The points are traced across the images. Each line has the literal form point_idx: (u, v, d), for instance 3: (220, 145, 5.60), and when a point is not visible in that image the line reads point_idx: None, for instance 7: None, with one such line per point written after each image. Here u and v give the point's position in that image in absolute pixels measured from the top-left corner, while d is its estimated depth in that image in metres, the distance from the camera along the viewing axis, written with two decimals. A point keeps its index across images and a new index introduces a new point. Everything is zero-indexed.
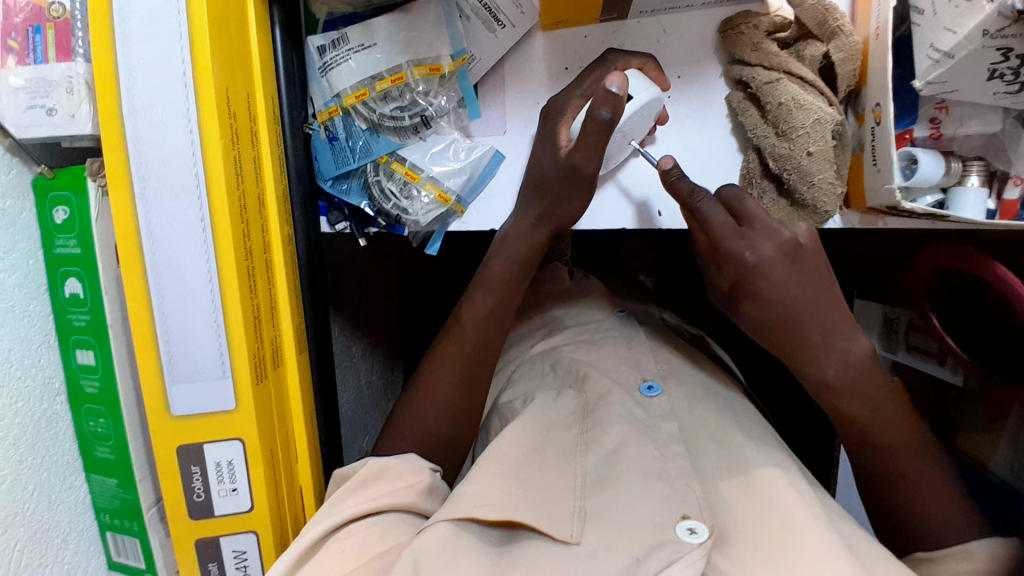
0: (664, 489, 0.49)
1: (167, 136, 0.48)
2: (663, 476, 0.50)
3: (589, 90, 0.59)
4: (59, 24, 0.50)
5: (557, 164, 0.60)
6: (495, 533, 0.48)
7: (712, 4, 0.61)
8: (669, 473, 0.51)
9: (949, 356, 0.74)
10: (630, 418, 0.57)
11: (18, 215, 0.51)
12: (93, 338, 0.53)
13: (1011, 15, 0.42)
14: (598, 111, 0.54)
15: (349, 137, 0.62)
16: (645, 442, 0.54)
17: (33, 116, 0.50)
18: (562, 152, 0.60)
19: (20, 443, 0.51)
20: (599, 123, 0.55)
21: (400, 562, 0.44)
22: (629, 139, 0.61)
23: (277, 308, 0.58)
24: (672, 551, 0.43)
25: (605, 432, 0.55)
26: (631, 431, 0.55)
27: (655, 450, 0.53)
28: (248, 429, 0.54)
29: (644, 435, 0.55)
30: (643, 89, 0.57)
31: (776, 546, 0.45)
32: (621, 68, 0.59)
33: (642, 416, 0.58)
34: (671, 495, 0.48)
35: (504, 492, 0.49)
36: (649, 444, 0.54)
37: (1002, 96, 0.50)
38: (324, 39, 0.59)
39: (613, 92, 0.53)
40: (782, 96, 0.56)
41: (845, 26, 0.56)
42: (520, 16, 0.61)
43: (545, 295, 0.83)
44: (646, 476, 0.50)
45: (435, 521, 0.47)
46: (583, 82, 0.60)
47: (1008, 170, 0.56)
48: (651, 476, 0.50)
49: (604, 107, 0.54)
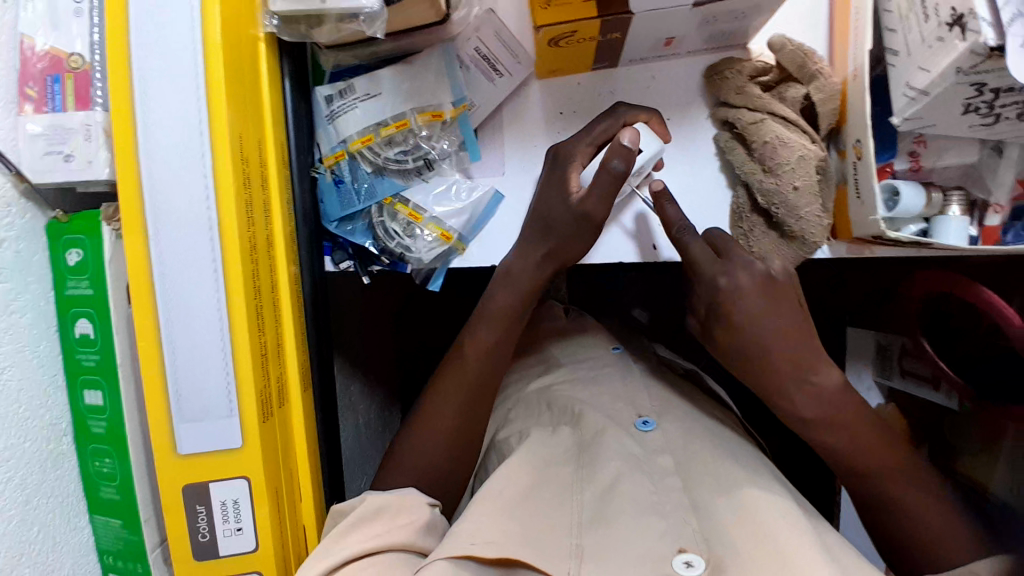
0: (660, 524, 0.49)
1: (181, 180, 0.50)
2: (658, 511, 0.51)
3: (598, 138, 0.62)
4: (78, 74, 0.52)
5: (568, 209, 0.62)
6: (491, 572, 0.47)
7: (697, 51, 0.65)
8: (665, 507, 0.51)
9: (943, 382, 0.75)
10: (626, 455, 0.57)
11: (32, 257, 0.52)
12: (102, 378, 0.54)
13: (985, 52, 0.44)
14: (613, 163, 0.58)
15: (354, 180, 0.65)
16: (641, 477, 0.54)
17: (50, 162, 0.52)
18: (573, 199, 0.62)
19: (26, 484, 0.51)
20: (612, 174, 0.59)
21: None
22: (629, 182, 0.64)
23: (282, 345, 0.59)
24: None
25: (599, 471, 0.56)
26: (626, 467, 0.56)
27: (650, 485, 0.54)
28: (254, 466, 0.54)
29: (639, 471, 0.55)
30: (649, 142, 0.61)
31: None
32: (629, 122, 0.63)
33: (638, 452, 0.58)
34: (667, 530, 0.49)
35: (501, 531, 0.49)
36: (645, 479, 0.54)
37: (978, 128, 0.53)
38: (331, 88, 0.61)
39: (626, 144, 0.58)
40: (767, 134, 0.59)
41: (823, 68, 0.59)
42: (517, 64, 0.65)
43: (544, 333, 0.84)
44: (641, 511, 0.51)
45: (431, 561, 0.46)
46: (592, 130, 0.63)
47: (988, 199, 0.58)
48: (647, 512, 0.50)
49: (618, 158, 0.58)
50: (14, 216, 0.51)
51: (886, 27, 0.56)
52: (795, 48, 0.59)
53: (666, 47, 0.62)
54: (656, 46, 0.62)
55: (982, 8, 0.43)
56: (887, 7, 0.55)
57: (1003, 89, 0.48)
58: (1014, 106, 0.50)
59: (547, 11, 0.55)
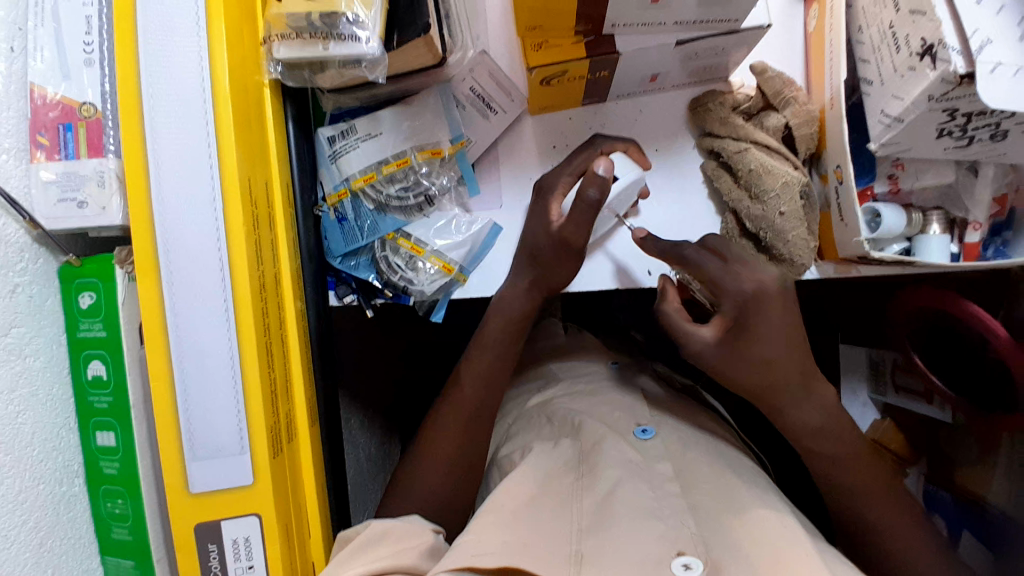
0: (660, 525, 0.51)
1: (192, 223, 0.52)
2: (657, 515, 0.52)
3: (578, 168, 0.65)
4: (90, 122, 0.54)
5: (548, 235, 0.64)
6: None
7: (682, 86, 0.68)
8: (663, 512, 0.53)
9: (935, 395, 0.78)
10: (626, 462, 0.59)
11: (44, 302, 0.53)
12: (115, 419, 0.55)
13: (955, 80, 0.46)
14: (587, 191, 0.60)
15: (357, 218, 0.67)
16: (641, 484, 0.56)
17: (64, 209, 0.53)
18: (554, 226, 0.64)
19: (40, 526, 0.52)
20: (587, 204, 0.60)
21: None
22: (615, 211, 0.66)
23: (290, 380, 0.61)
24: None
25: (599, 477, 0.58)
26: (625, 473, 0.58)
27: (650, 490, 0.56)
28: (265, 502, 0.54)
29: (639, 478, 0.57)
30: (628, 170, 0.64)
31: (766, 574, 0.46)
32: (608, 152, 0.65)
33: (637, 459, 0.60)
34: (666, 533, 0.50)
35: (501, 541, 0.50)
36: (645, 485, 0.56)
37: (953, 150, 0.56)
38: (333, 130, 0.64)
39: (601, 173, 0.59)
40: (751, 162, 0.62)
41: (799, 95, 0.63)
42: (510, 102, 0.67)
43: (544, 353, 0.86)
44: (641, 515, 0.52)
45: (434, 573, 0.47)
46: (573, 161, 0.65)
47: (967, 217, 0.61)
48: (646, 517, 0.52)
49: (592, 187, 0.60)
50: (28, 262, 0.53)
51: (859, 57, 0.59)
52: (780, 80, 0.63)
53: (651, 83, 0.66)
54: (642, 82, 0.65)
55: (951, 37, 0.46)
56: (861, 39, 0.58)
57: (974, 113, 0.50)
58: (987, 128, 0.52)
59: (539, 52, 0.58)
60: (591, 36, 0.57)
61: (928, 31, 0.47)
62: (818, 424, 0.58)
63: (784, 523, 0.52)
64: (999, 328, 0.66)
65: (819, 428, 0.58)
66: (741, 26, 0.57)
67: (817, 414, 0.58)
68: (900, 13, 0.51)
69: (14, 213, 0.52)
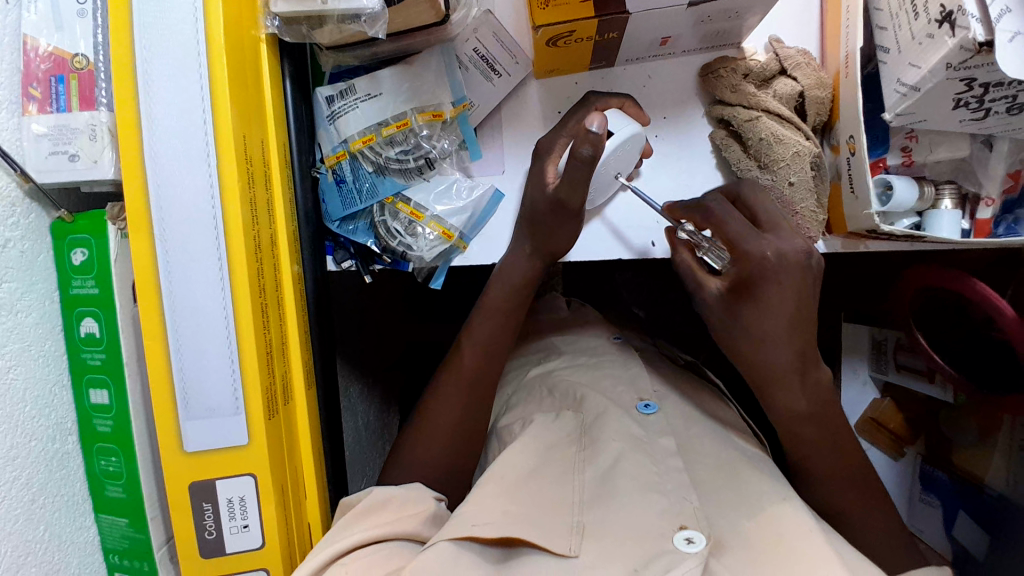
0: (662, 501, 0.52)
1: (185, 182, 0.51)
2: (659, 489, 0.53)
3: (573, 129, 0.63)
4: (82, 74, 0.52)
5: (544, 197, 0.63)
6: (495, 551, 0.51)
7: (692, 51, 0.66)
8: (666, 487, 0.54)
9: (937, 374, 0.77)
10: (626, 435, 0.59)
11: (37, 258, 0.53)
12: (109, 378, 0.54)
13: (973, 48, 0.45)
14: (580, 150, 0.56)
15: (356, 180, 0.65)
16: (642, 457, 0.56)
17: (55, 162, 0.52)
18: (549, 187, 0.63)
19: (33, 483, 0.51)
20: (582, 161, 0.57)
21: None
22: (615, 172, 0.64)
23: (286, 343, 0.60)
24: (669, 561, 0.46)
25: (601, 450, 0.58)
26: (627, 447, 0.58)
27: (652, 464, 0.56)
28: (261, 464, 0.54)
29: (639, 451, 0.57)
30: (624, 126, 0.61)
31: (760, 552, 0.47)
32: (602, 108, 0.64)
33: (640, 433, 0.60)
34: (668, 507, 0.51)
35: (501, 511, 0.51)
36: (647, 459, 0.56)
37: (969, 122, 0.54)
38: (332, 89, 0.62)
39: (593, 131, 0.55)
40: (762, 131, 0.61)
41: (810, 63, 0.62)
42: (514, 64, 0.66)
43: (546, 323, 0.85)
44: (642, 489, 0.53)
45: (437, 540, 0.49)
46: (567, 123, 0.64)
47: (979, 192, 0.59)
48: (647, 490, 0.53)
49: (586, 145, 0.56)
50: (20, 216, 0.51)
51: (877, 24, 0.57)
52: (797, 51, 0.62)
53: (661, 47, 0.64)
54: (652, 46, 0.63)
55: (970, 4, 0.44)
56: (879, 5, 0.56)
57: (992, 83, 0.49)
58: (1003, 101, 0.51)
59: (545, 11, 0.55)
60: None
61: None
62: (821, 400, 0.58)
63: (787, 500, 0.52)
64: (1006, 306, 0.66)
65: (823, 405, 0.58)
66: None
67: (824, 392, 0.58)
68: None
69: (6, 166, 0.50)
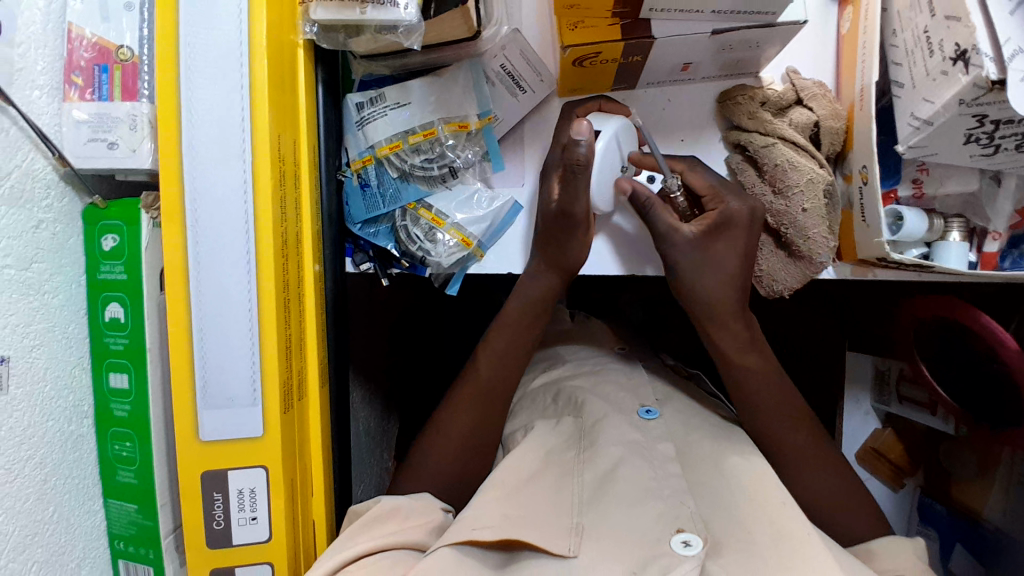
0: (659, 506, 0.52)
1: (219, 175, 0.52)
2: (657, 494, 0.54)
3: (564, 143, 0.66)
4: (126, 66, 0.54)
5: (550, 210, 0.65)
6: (493, 554, 0.51)
7: (710, 78, 0.68)
8: (663, 491, 0.54)
9: (939, 406, 0.78)
10: (626, 441, 0.60)
11: (67, 241, 0.54)
12: (129, 362, 0.55)
13: (987, 85, 0.47)
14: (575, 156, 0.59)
15: (380, 184, 0.67)
16: (641, 462, 0.57)
17: (93, 149, 0.53)
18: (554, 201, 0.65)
19: (46, 462, 0.52)
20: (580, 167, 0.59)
21: None
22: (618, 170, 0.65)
23: (304, 339, 0.61)
24: (667, 563, 0.47)
25: (600, 454, 0.59)
26: (625, 452, 0.58)
27: (651, 470, 0.56)
28: (273, 455, 0.55)
29: (639, 456, 0.58)
30: (607, 123, 0.63)
31: (756, 560, 0.48)
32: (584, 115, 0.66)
33: (639, 438, 0.60)
34: (665, 510, 0.52)
35: (501, 515, 0.51)
36: (646, 464, 0.57)
37: (979, 158, 0.56)
38: (362, 96, 0.64)
39: (581, 140, 0.59)
40: (778, 158, 0.63)
41: (826, 94, 0.64)
42: (539, 82, 0.68)
43: (553, 334, 0.86)
44: (640, 494, 0.53)
45: (438, 545, 0.49)
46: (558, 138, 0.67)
47: (987, 226, 0.61)
48: (646, 495, 0.53)
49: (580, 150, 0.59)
50: (54, 199, 0.53)
51: (892, 60, 0.59)
52: (813, 83, 0.65)
53: (682, 72, 0.66)
54: (673, 71, 0.66)
55: (984, 44, 0.46)
56: (894, 42, 0.58)
57: (1002, 120, 0.51)
58: (1013, 137, 0.53)
59: (574, 32, 0.58)
60: (627, 20, 0.57)
61: (962, 37, 0.48)
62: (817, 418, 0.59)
63: (785, 503, 0.52)
64: (1009, 338, 0.67)
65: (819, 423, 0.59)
66: (776, 20, 0.57)
67: None
68: (936, 18, 0.51)
69: (45, 149, 0.52)
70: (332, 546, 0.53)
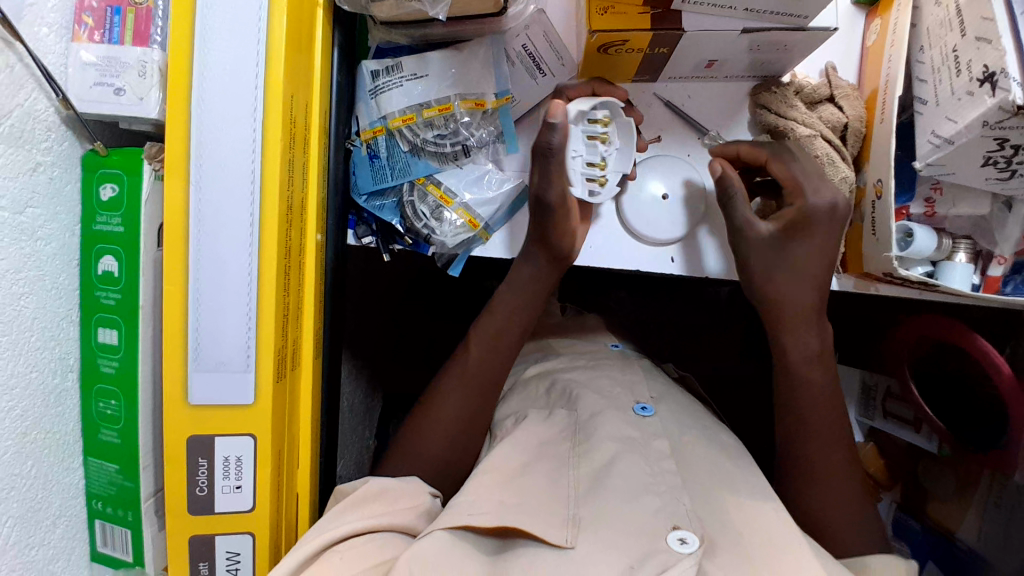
0: (656, 501, 0.52)
1: (228, 131, 0.50)
2: (653, 490, 0.53)
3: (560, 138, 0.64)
4: (139, 9, 0.52)
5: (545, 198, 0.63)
6: (490, 542, 0.51)
7: (734, 77, 0.67)
8: (659, 487, 0.53)
9: (924, 424, 0.79)
10: (623, 437, 0.59)
11: (64, 187, 0.52)
12: (120, 318, 0.53)
13: (1012, 110, 0.47)
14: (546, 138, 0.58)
15: (390, 157, 0.65)
16: (638, 459, 0.56)
17: (99, 93, 0.51)
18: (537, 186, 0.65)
19: (29, 414, 0.50)
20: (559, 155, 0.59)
21: (400, 564, 0.45)
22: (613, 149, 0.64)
23: (302, 306, 0.60)
24: (664, 561, 0.46)
25: (596, 448, 0.58)
26: (622, 448, 0.57)
27: (647, 466, 0.55)
28: (263, 424, 0.54)
29: (635, 452, 0.57)
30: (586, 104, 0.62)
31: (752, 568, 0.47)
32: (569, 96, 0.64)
33: (635, 434, 0.60)
34: (662, 507, 0.51)
35: (497, 502, 0.51)
36: (642, 461, 0.56)
37: (994, 182, 0.56)
38: (378, 64, 0.62)
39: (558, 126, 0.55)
40: (819, 150, 0.63)
41: (851, 93, 0.64)
42: (560, 66, 0.66)
43: (547, 326, 0.86)
44: (637, 490, 0.53)
45: (432, 528, 0.49)
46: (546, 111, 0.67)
47: (993, 250, 0.62)
48: (642, 491, 0.52)
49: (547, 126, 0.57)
50: (53, 142, 0.51)
51: (917, 76, 0.59)
52: (847, 83, 0.65)
53: (707, 70, 0.66)
54: (697, 67, 0.65)
55: (1013, 67, 0.46)
56: (921, 59, 0.58)
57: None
58: None
59: (603, 17, 0.56)
60: (658, 9, 0.56)
61: (992, 58, 0.47)
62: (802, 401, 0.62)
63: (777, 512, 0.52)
64: (1003, 364, 0.67)
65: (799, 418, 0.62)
66: (807, 24, 0.56)
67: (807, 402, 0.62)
68: (965, 38, 0.50)
69: (48, 90, 0.49)
70: (317, 526, 0.52)
